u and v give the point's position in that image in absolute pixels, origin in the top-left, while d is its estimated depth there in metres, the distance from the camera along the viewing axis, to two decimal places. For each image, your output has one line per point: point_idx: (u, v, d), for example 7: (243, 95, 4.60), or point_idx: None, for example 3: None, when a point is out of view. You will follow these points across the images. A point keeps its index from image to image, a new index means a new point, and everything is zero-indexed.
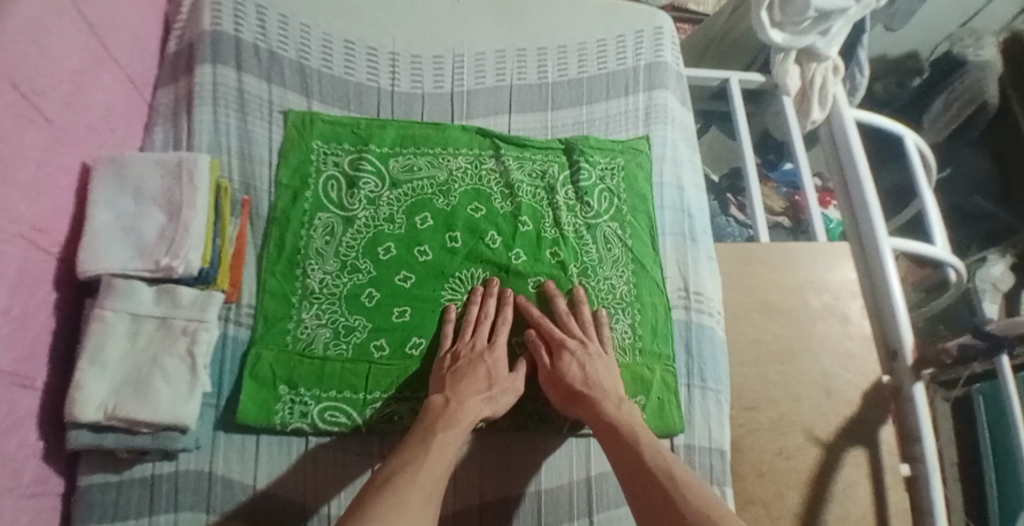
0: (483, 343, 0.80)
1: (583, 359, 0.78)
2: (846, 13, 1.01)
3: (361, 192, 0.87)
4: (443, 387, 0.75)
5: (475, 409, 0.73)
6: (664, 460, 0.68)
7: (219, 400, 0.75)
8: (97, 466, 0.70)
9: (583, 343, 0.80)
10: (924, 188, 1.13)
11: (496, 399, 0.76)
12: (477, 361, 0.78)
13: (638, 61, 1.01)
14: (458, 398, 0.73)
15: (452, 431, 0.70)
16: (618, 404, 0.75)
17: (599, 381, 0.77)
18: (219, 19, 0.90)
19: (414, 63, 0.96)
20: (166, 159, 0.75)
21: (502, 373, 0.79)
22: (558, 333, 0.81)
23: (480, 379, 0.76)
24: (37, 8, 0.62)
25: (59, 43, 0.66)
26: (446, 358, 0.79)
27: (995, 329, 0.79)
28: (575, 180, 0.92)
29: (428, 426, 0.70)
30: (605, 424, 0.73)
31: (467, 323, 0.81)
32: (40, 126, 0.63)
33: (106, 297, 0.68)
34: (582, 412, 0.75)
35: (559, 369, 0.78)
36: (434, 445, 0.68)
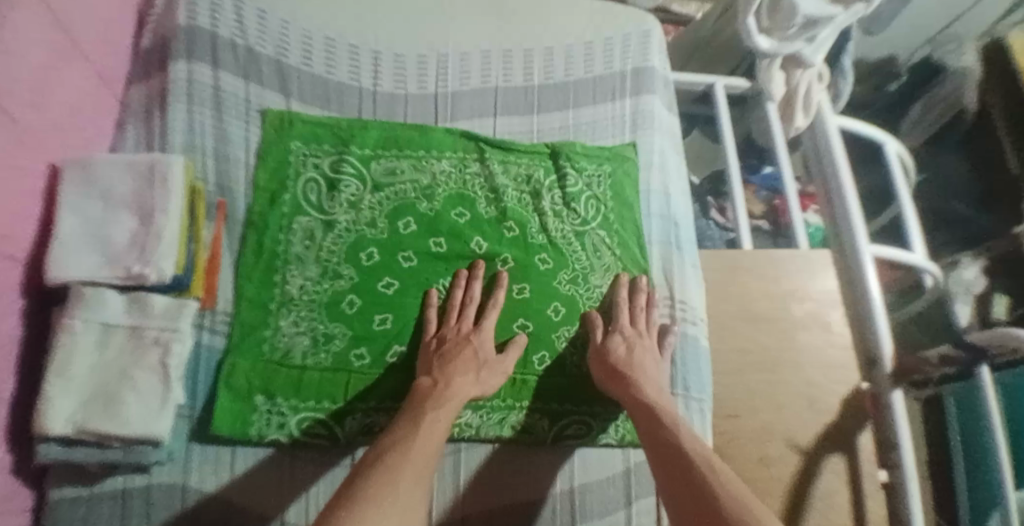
0: (469, 327, 0.80)
1: (633, 343, 0.80)
2: (834, 20, 1.00)
3: (342, 195, 0.84)
4: (431, 369, 0.75)
5: (463, 388, 0.73)
6: (694, 444, 0.68)
7: (193, 411, 0.73)
8: (65, 479, 0.67)
9: (639, 334, 0.82)
10: (904, 194, 1.14)
11: (484, 380, 0.75)
12: (463, 343, 0.77)
13: (625, 65, 1.00)
14: (447, 378, 0.73)
15: (443, 409, 0.70)
16: (657, 393, 0.76)
17: (645, 370, 0.78)
18: (195, 14, 0.87)
19: (398, 62, 0.94)
20: (138, 161, 0.72)
21: (490, 356, 0.78)
22: (623, 317, 0.83)
23: (469, 361, 0.75)
24: None
25: (23, 39, 0.63)
26: (432, 341, 0.78)
27: (975, 341, 0.82)
28: (562, 185, 0.90)
29: (417, 405, 0.70)
30: (642, 407, 0.74)
31: (452, 306, 0.81)
32: (6, 127, 0.60)
33: (75, 307, 0.65)
34: (620, 393, 0.76)
35: (608, 346, 0.79)
36: (424, 422, 0.67)
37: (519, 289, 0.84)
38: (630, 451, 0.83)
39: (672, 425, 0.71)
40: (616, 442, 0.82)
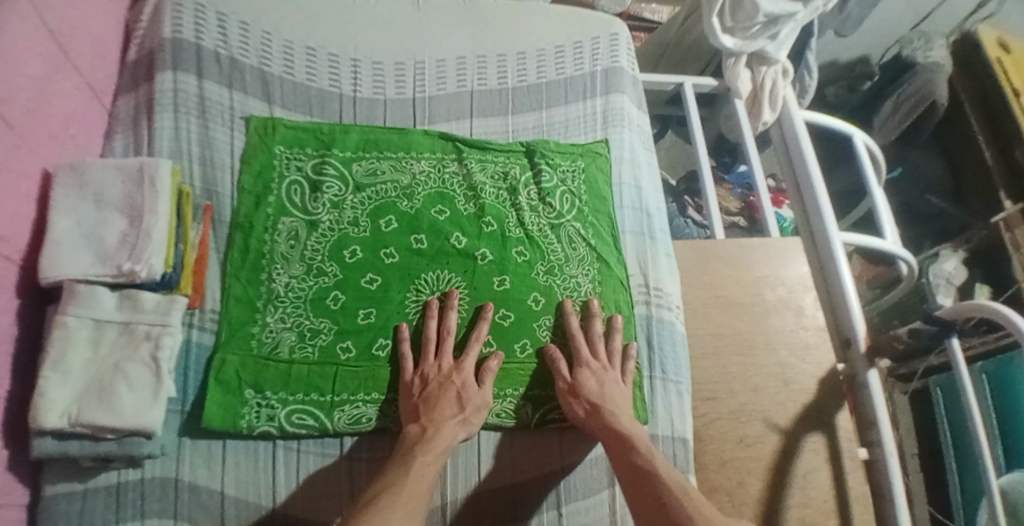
0: (450, 363, 0.81)
1: (601, 375, 0.82)
2: (795, 17, 1.06)
3: (325, 195, 0.88)
4: (418, 416, 0.76)
5: (451, 435, 0.74)
6: (669, 473, 0.73)
7: (184, 406, 0.76)
8: (62, 475, 0.70)
9: (604, 366, 0.83)
10: (874, 187, 1.18)
11: (471, 421, 0.77)
12: (447, 384, 0.78)
13: (595, 66, 1.04)
14: (436, 424, 0.74)
15: (431, 454, 0.72)
16: (630, 423, 0.79)
17: (616, 400, 0.81)
18: (180, 27, 0.91)
19: (376, 70, 0.98)
20: (128, 165, 0.77)
21: (474, 391, 0.79)
22: (584, 349, 0.84)
23: (452, 402, 0.77)
24: None
25: (18, 50, 0.68)
26: (415, 382, 0.79)
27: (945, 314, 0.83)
28: (538, 181, 0.94)
29: (407, 453, 0.72)
30: (618, 436, 0.77)
31: (427, 343, 0.81)
32: (1, 132, 0.65)
33: (70, 303, 0.69)
34: (593, 424, 0.79)
35: (578, 382, 0.81)
36: (413, 467, 0.70)
37: (499, 282, 0.87)
38: None
39: (648, 456, 0.74)
40: None
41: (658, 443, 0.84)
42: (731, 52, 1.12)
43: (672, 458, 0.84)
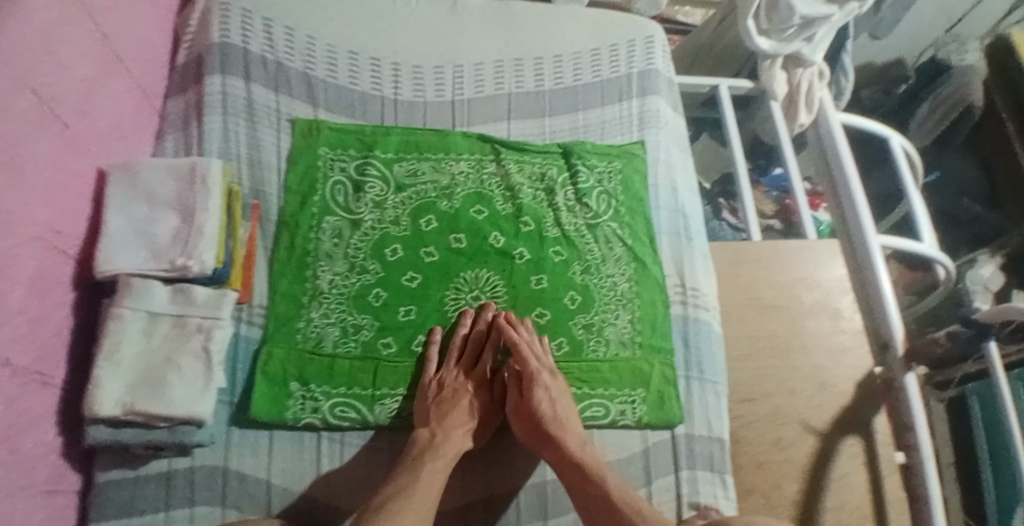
0: (464, 374, 0.83)
1: (554, 394, 0.79)
2: (829, 20, 1.05)
3: (367, 195, 0.90)
4: (431, 419, 0.78)
5: (459, 443, 0.77)
6: (625, 497, 0.72)
7: (232, 397, 0.78)
8: (112, 463, 0.73)
9: (551, 378, 0.81)
10: (912, 190, 1.17)
11: (475, 432, 0.81)
12: (460, 393, 0.81)
13: (631, 69, 1.05)
14: (447, 430, 0.77)
15: (442, 459, 0.74)
16: (584, 445, 0.77)
17: (570, 420, 0.79)
18: (228, 31, 0.94)
19: (416, 73, 1.00)
20: (179, 164, 0.80)
21: (481, 403, 0.83)
22: (531, 363, 0.80)
23: (463, 412, 0.80)
24: (49, 18, 0.67)
25: (71, 53, 0.71)
26: (433, 385, 0.81)
27: (981, 318, 0.82)
28: (574, 182, 0.95)
29: (418, 457, 0.74)
30: (571, 460, 0.75)
31: (451, 349, 0.84)
32: (55, 130, 0.68)
33: (124, 295, 0.72)
34: (547, 447, 0.77)
35: (531, 401, 0.79)
36: (423, 472, 0.72)
37: (537, 280, 0.88)
38: (648, 432, 0.84)
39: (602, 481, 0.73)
40: (633, 424, 0.83)
41: (694, 444, 0.84)
42: (767, 54, 1.12)
43: (709, 459, 0.84)
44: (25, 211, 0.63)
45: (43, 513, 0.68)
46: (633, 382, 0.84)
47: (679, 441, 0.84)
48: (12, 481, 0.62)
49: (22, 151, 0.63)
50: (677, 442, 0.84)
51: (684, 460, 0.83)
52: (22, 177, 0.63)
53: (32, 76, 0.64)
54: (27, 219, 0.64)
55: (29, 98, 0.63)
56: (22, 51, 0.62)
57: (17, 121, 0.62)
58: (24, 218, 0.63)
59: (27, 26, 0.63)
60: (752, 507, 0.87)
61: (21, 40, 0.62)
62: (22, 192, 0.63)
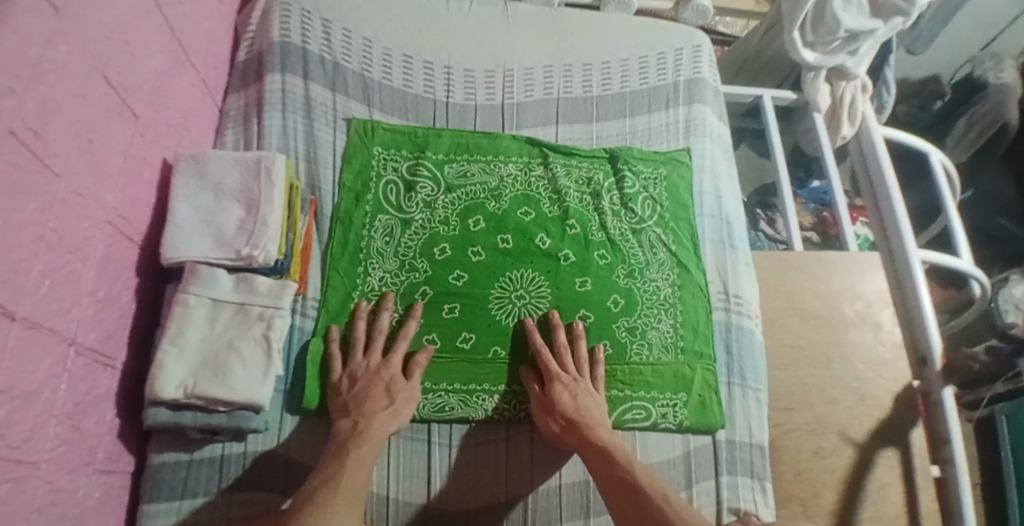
0: (377, 361, 0.80)
1: (574, 389, 0.79)
2: (875, 33, 1.06)
3: (418, 195, 0.92)
4: (349, 411, 0.76)
5: (384, 426, 0.74)
6: (654, 482, 0.71)
7: (287, 385, 0.81)
8: (167, 446, 0.75)
9: (575, 378, 0.81)
10: (949, 204, 1.16)
11: (402, 413, 0.77)
12: (374, 380, 0.78)
13: (677, 77, 1.07)
14: (367, 417, 0.75)
15: (367, 444, 0.72)
16: (609, 435, 0.77)
17: (593, 414, 0.79)
18: (288, 31, 0.97)
19: (467, 76, 1.02)
20: (245, 158, 0.83)
21: (402, 384, 0.79)
22: (553, 363, 0.81)
23: (380, 397, 0.77)
24: (125, 11, 0.70)
25: (142, 44, 0.74)
26: (344, 380, 0.79)
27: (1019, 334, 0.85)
28: (620, 187, 0.96)
29: (340, 447, 0.71)
30: (597, 449, 0.75)
31: (357, 342, 0.81)
32: (126, 119, 0.71)
33: (190, 282, 0.75)
34: (572, 439, 0.77)
35: (552, 397, 0.79)
36: (348, 460, 0.69)
37: (581, 282, 0.89)
38: (689, 436, 0.85)
39: (629, 466, 0.73)
40: (674, 427, 0.84)
41: (735, 449, 0.85)
42: (811, 67, 1.13)
43: (749, 464, 0.85)
44: (97, 195, 0.66)
45: (103, 490, 0.71)
46: (674, 385, 0.86)
47: (721, 446, 0.85)
48: (75, 456, 0.65)
49: (97, 137, 0.65)
50: (718, 446, 0.85)
51: (725, 464, 0.84)
52: (96, 162, 0.65)
53: (108, 65, 0.67)
54: (99, 202, 0.67)
55: (103, 87, 0.66)
56: (99, 40, 0.65)
57: (94, 109, 0.65)
58: (97, 202, 0.66)
59: (107, 18, 0.66)
60: (790, 514, 0.88)
61: (100, 31, 0.65)
62: (96, 178, 0.66)
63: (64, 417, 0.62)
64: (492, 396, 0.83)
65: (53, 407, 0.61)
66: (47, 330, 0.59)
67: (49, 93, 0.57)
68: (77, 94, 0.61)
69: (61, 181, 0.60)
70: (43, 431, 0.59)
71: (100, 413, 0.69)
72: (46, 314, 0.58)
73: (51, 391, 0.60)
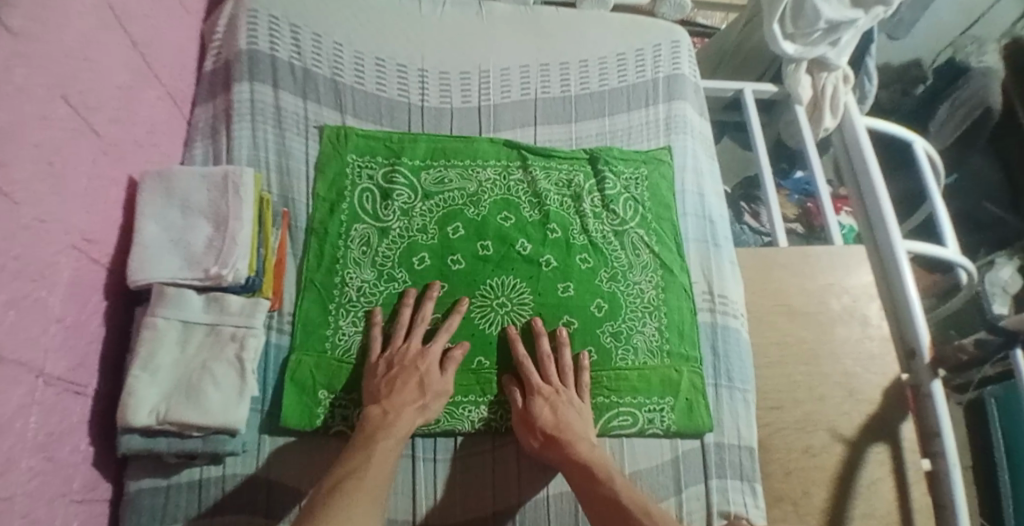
0: (417, 348, 0.80)
1: (555, 402, 0.78)
2: (856, 24, 1.05)
3: (395, 203, 0.90)
4: (380, 399, 0.76)
5: (410, 422, 0.74)
6: (635, 497, 0.70)
7: (264, 405, 0.79)
8: (144, 471, 0.73)
9: (558, 390, 0.80)
10: (935, 192, 1.14)
11: (430, 408, 0.77)
12: (411, 370, 0.78)
13: (657, 73, 1.05)
14: (397, 410, 0.74)
15: (392, 439, 0.71)
16: (591, 448, 0.76)
17: (574, 427, 0.78)
18: (256, 39, 0.94)
19: (443, 79, 1.00)
20: (213, 173, 0.80)
21: (436, 379, 0.78)
22: (534, 376, 0.80)
23: (413, 388, 0.76)
24: (86, 25, 0.67)
25: (104, 58, 0.71)
26: (380, 365, 0.79)
27: (1009, 325, 0.81)
28: (601, 189, 0.95)
29: (368, 438, 0.71)
30: (579, 464, 0.74)
31: (399, 325, 0.82)
32: (89, 138, 0.69)
33: (158, 304, 0.72)
34: (552, 455, 0.76)
35: (531, 412, 0.78)
36: (376, 454, 0.69)
37: (564, 288, 0.88)
38: (677, 441, 0.84)
39: (610, 481, 0.72)
40: (661, 432, 0.83)
41: (725, 452, 0.84)
42: (791, 59, 1.11)
43: (739, 466, 0.84)
44: (62, 218, 0.64)
45: (80, 521, 0.69)
46: (661, 389, 0.84)
47: (709, 449, 0.84)
48: (50, 487, 0.63)
49: (60, 159, 0.63)
50: (707, 450, 0.84)
51: (714, 469, 0.83)
52: (59, 185, 0.63)
53: (69, 84, 0.64)
54: (65, 226, 0.64)
55: (64, 107, 0.63)
56: (59, 59, 0.62)
57: (55, 130, 0.62)
58: (63, 225, 0.64)
59: (66, 35, 0.63)
60: (781, 514, 0.87)
61: (59, 50, 0.62)
62: (60, 201, 0.63)
63: (36, 449, 0.60)
64: (479, 407, 0.82)
65: (25, 440, 0.58)
66: (14, 363, 0.56)
67: (7, 117, 0.54)
68: (37, 115, 0.59)
69: (23, 208, 0.57)
70: (16, 464, 0.57)
71: (72, 443, 0.67)
72: (13, 346, 0.56)
73: (23, 423, 0.57)
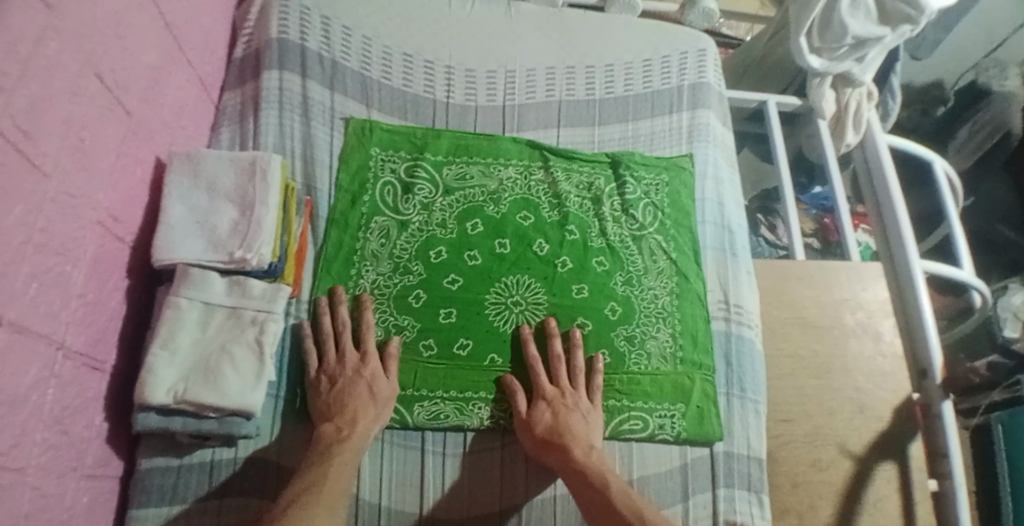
0: (355, 358, 0.79)
1: (558, 407, 0.79)
2: (882, 41, 1.05)
3: (416, 197, 0.91)
4: (331, 416, 0.75)
5: (366, 434, 0.74)
6: (630, 505, 0.70)
7: (279, 391, 0.80)
8: (157, 450, 0.74)
9: (563, 394, 0.80)
10: (952, 214, 1.14)
11: (383, 414, 0.76)
12: (355, 379, 0.77)
13: (682, 81, 1.05)
14: (351, 423, 0.74)
15: (349, 451, 0.71)
16: (589, 452, 0.76)
17: (576, 430, 0.78)
18: (286, 27, 0.95)
19: (469, 77, 1.01)
20: (240, 157, 0.81)
21: (383, 384, 0.78)
22: (541, 378, 0.81)
23: (360, 400, 0.76)
24: (120, 5, 0.68)
25: (136, 38, 0.72)
26: (322, 380, 0.78)
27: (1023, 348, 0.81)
28: (621, 193, 0.95)
29: (325, 453, 0.71)
30: (576, 469, 0.74)
31: (330, 338, 0.80)
32: (120, 117, 0.70)
33: (182, 285, 0.73)
34: (553, 458, 0.76)
35: (532, 416, 0.78)
36: (333, 465, 0.69)
37: (578, 290, 0.88)
38: (687, 448, 0.84)
39: (603, 487, 0.72)
40: (672, 438, 0.83)
41: (733, 461, 0.84)
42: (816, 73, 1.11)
43: (746, 477, 0.84)
44: (88, 195, 0.64)
45: (90, 496, 0.69)
46: (674, 397, 0.84)
47: (718, 458, 0.84)
48: (62, 461, 0.63)
49: (89, 136, 0.64)
50: (716, 459, 0.84)
51: (723, 478, 0.83)
52: (87, 162, 0.64)
53: (101, 62, 0.65)
54: (91, 203, 0.65)
55: (93, 85, 0.64)
56: (94, 38, 0.63)
57: (86, 107, 0.63)
58: (90, 202, 0.65)
59: (100, 12, 0.64)
60: None
61: (95, 28, 0.63)
62: (88, 178, 0.64)
63: (52, 421, 0.61)
64: (488, 404, 0.82)
65: (41, 412, 0.59)
66: (34, 334, 0.57)
67: (39, 92, 0.55)
68: (69, 93, 0.60)
69: (51, 181, 0.58)
70: (31, 435, 0.57)
71: (88, 418, 0.68)
72: (34, 318, 0.57)
73: (39, 396, 0.58)
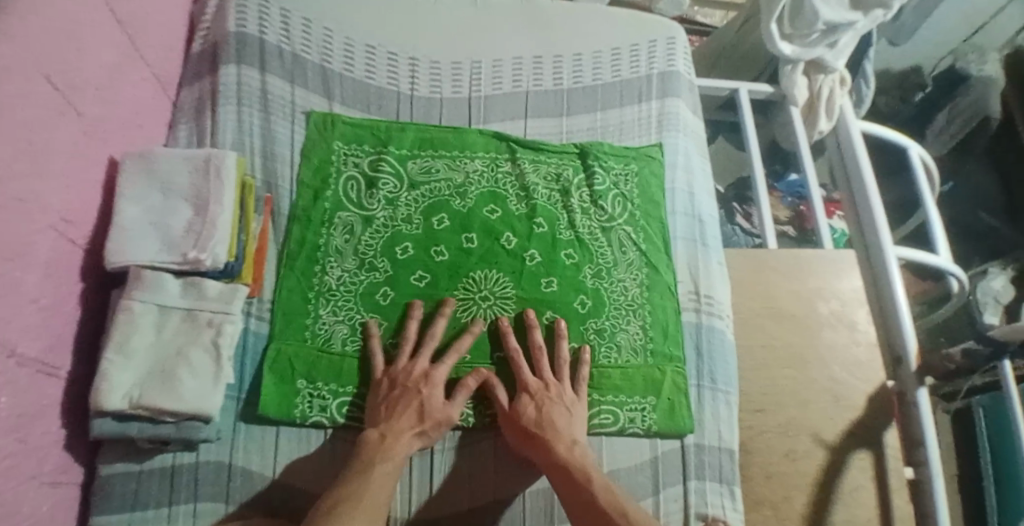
0: (422, 369, 0.77)
1: (541, 399, 0.77)
2: (855, 26, 1.03)
3: (380, 192, 0.89)
4: (379, 422, 0.74)
5: (407, 447, 0.72)
6: (614, 498, 0.69)
7: (240, 393, 0.78)
8: (116, 457, 0.72)
9: (547, 386, 0.79)
10: (928, 201, 1.13)
11: (430, 434, 0.75)
12: (411, 391, 0.75)
13: (651, 70, 1.04)
14: (395, 433, 0.73)
15: (390, 462, 0.70)
16: (572, 446, 0.75)
17: (559, 423, 0.76)
18: (245, 21, 0.93)
19: (434, 69, 0.99)
20: (195, 155, 0.79)
21: (438, 405, 0.76)
22: (524, 370, 0.80)
23: (411, 414, 0.74)
24: (70, 2, 0.66)
25: (89, 36, 0.70)
26: (385, 382, 0.77)
27: (998, 334, 0.81)
28: (590, 184, 0.94)
29: (366, 460, 0.69)
30: (558, 463, 0.73)
31: (405, 341, 0.80)
32: (73, 118, 0.67)
33: (135, 288, 0.71)
34: (535, 450, 0.75)
35: (516, 409, 0.77)
36: (373, 475, 0.67)
37: (547, 283, 0.87)
38: (656, 441, 0.83)
39: (587, 481, 0.71)
40: (642, 431, 0.82)
41: (704, 454, 0.83)
42: (789, 60, 1.09)
43: (719, 468, 0.84)
44: (42, 197, 0.62)
45: (50, 504, 0.67)
46: (644, 390, 0.83)
47: (689, 450, 0.83)
48: (21, 471, 0.61)
49: (42, 138, 0.61)
50: (687, 451, 0.83)
51: (694, 470, 0.82)
52: (39, 163, 0.61)
53: (49, 63, 0.62)
54: (43, 206, 0.63)
55: (45, 86, 0.62)
56: (43, 36, 0.61)
57: (38, 108, 0.61)
58: (43, 205, 0.62)
59: (48, 9, 0.62)
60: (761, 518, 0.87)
61: (43, 26, 0.61)
62: (40, 180, 0.62)
63: (10, 429, 0.59)
64: None
65: None
66: None
67: None
68: (19, 94, 0.57)
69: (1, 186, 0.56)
70: None
71: (44, 426, 0.66)
72: None
73: None
